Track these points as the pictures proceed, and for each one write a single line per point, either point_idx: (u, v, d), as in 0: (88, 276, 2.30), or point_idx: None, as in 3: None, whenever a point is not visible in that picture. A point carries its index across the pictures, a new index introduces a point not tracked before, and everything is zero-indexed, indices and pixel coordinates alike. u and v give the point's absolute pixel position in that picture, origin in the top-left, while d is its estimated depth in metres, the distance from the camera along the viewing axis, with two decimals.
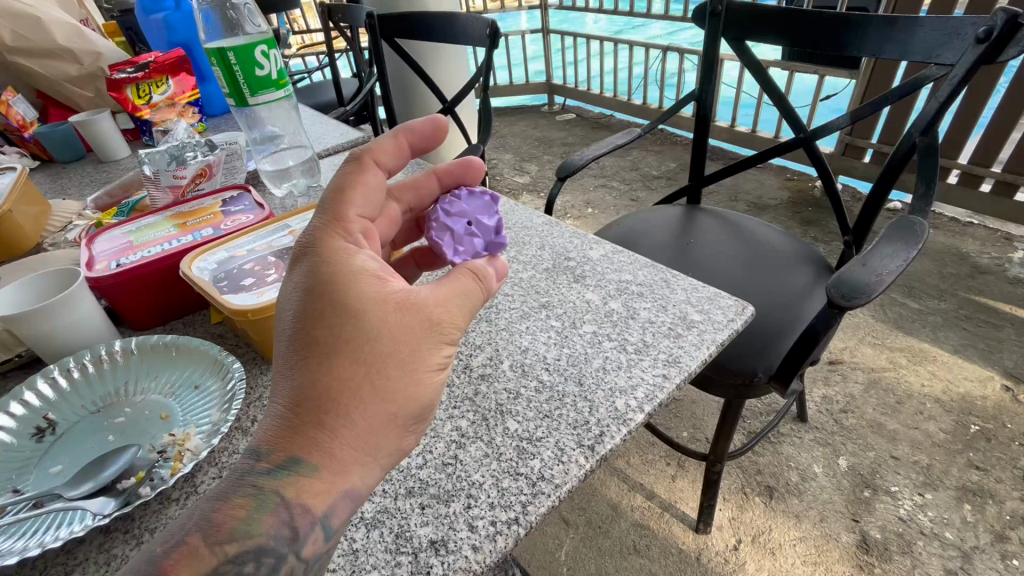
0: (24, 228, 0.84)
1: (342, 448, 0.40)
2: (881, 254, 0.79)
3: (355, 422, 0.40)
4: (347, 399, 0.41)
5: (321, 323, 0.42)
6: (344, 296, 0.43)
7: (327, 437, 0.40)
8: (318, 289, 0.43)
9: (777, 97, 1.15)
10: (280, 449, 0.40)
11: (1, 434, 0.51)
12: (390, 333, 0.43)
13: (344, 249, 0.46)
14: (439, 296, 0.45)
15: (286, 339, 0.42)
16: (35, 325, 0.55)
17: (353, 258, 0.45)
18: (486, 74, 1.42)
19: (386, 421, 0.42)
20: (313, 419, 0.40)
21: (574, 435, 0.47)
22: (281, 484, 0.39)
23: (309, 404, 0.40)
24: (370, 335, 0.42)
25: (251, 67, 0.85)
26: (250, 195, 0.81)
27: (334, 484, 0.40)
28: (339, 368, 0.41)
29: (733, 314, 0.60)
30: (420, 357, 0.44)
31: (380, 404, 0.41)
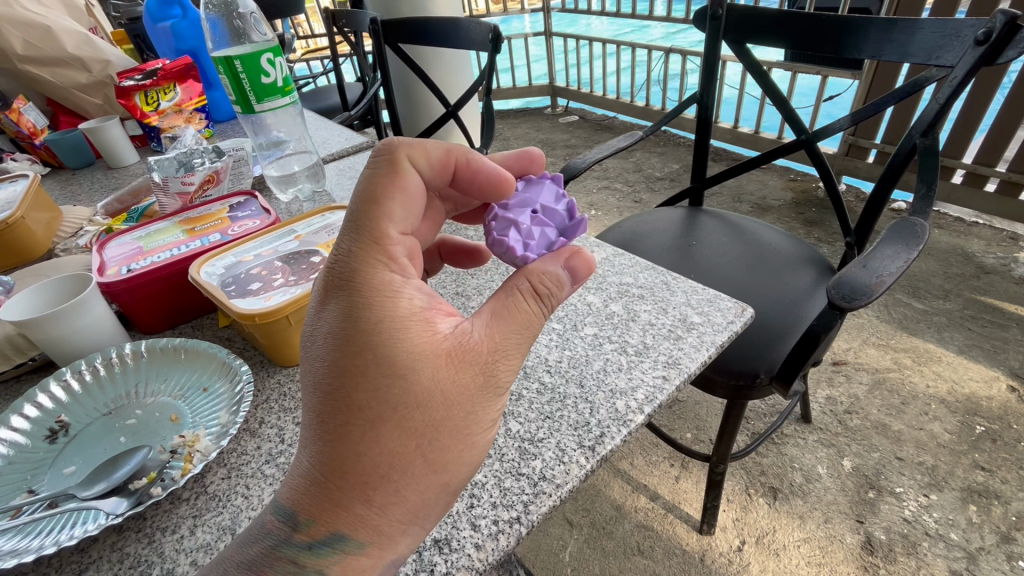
0: (36, 234, 0.86)
1: (391, 523, 0.39)
2: (883, 255, 0.80)
3: (406, 498, 0.40)
4: (396, 474, 0.40)
5: (365, 383, 0.40)
6: (390, 352, 0.41)
7: (376, 515, 0.39)
8: (361, 342, 0.41)
9: (778, 99, 1.15)
10: (323, 523, 0.39)
11: (17, 436, 0.52)
12: (440, 392, 0.41)
13: (389, 287, 0.43)
14: (496, 343, 0.44)
15: (324, 396, 0.40)
16: (47, 329, 0.57)
17: (398, 302, 0.43)
18: (489, 78, 1.43)
19: (438, 493, 0.41)
20: (359, 495, 0.39)
21: (575, 436, 0.48)
22: (326, 564, 0.38)
23: (355, 478, 0.39)
24: (422, 397, 0.41)
25: (257, 75, 0.86)
26: (257, 200, 0.83)
27: (382, 559, 0.39)
28: (389, 438, 0.40)
29: (733, 315, 0.60)
30: (474, 420, 0.43)
31: (431, 477, 0.41)
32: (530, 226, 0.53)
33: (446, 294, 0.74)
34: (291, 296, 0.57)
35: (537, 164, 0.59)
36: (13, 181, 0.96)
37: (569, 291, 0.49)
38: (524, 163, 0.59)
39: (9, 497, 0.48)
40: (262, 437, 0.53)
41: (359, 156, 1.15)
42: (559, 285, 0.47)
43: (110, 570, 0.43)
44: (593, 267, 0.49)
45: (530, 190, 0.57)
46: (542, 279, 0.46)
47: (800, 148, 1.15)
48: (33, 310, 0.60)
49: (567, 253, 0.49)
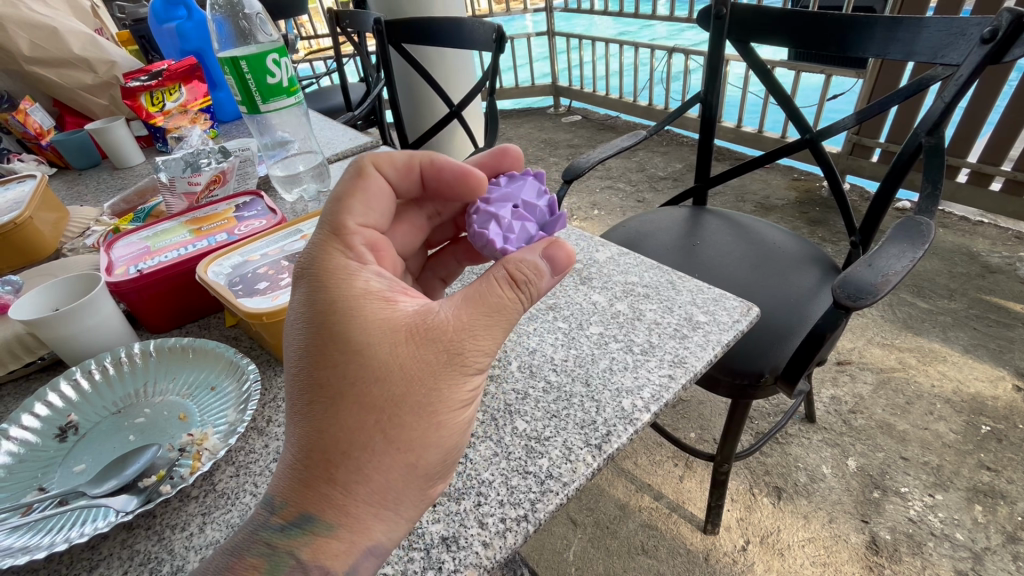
0: (44, 234, 0.86)
1: (357, 504, 0.40)
2: (889, 255, 0.79)
3: (370, 476, 0.40)
4: (358, 450, 0.40)
5: (324, 361, 0.42)
6: (347, 331, 0.42)
7: (341, 494, 0.40)
8: (319, 321, 0.43)
9: (781, 98, 1.15)
10: (293, 505, 0.40)
11: (27, 435, 0.53)
12: (396, 368, 0.42)
13: (345, 270, 0.45)
14: (455, 319, 0.44)
15: (295, 378, 0.43)
16: (56, 329, 0.57)
17: (353, 282, 0.45)
18: (492, 78, 1.44)
19: (405, 474, 0.41)
20: (324, 474, 0.40)
21: (581, 435, 0.48)
22: (296, 545, 0.39)
23: (320, 454, 0.40)
24: (377, 372, 0.41)
25: (263, 75, 0.86)
26: (263, 200, 0.83)
27: (355, 543, 0.39)
28: (347, 413, 0.40)
29: (738, 314, 0.60)
30: (438, 397, 0.43)
31: (395, 455, 0.41)
32: (510, 220, 0.53)
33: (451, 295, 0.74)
34: None
35: (514, 160, 0.60)
36: (21, 181, 0.96)
37: (551, 284, 0.48)
38: (500, 159, 0.60)
39: (20, 494, 0.48)
40: (270, 436, 0.54)
41: None
42: (537, 273, 0.47)
43: (120, 568, 0.43)
44: (574, 258, 0.48)
45: (512, 185, 0.57)
46: (519, 266, 0.46)
47: (805, 147, 1.15)
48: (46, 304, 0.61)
49: (545, 245, 0.49)
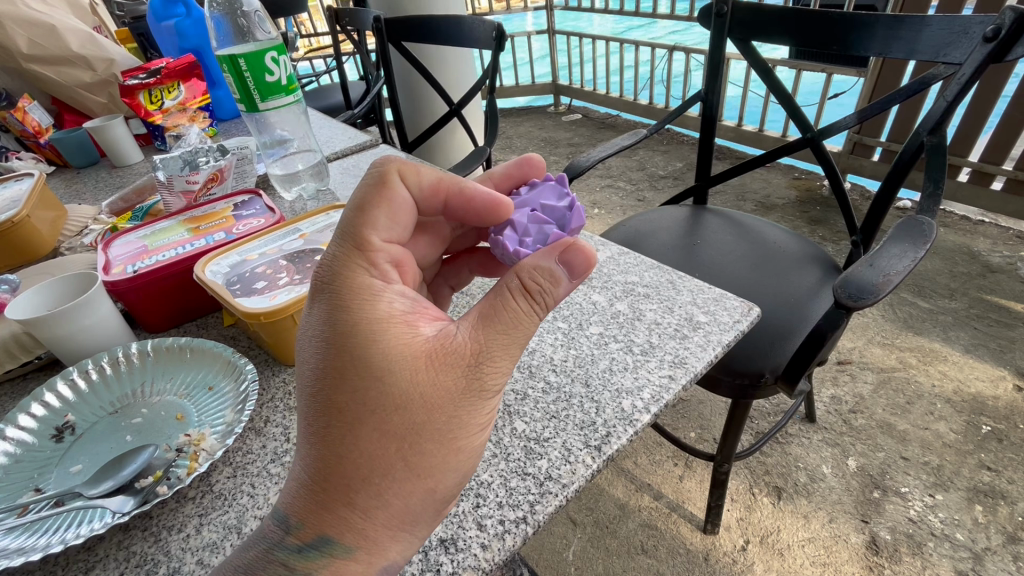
0: (41, 233, 0.86)
1: (377, 528, 0.39)
2: (889, 254, 0.79)
3: (390, 501, 0.40)
4: (379, 478, 0.40)
5: (345, 386, 0.41)
6: (369, 355, 0.41)
7: (362, 519, 0.39)
8: (340, 343, 0.42)
9: (782, 96, 1.14)
10: (311, 526, 0.39)
11: (24, 435, 0.52)
12: (419, 395, 0.41)
13: (367, 289, 0.44)
14: (479, 345, 0.44)
15: (311, 399, 0.41)
16: (52, 328, 0.57)
17: (376, 304, 0.43)
18: (492, 76, 1.43)
19: (423, 499, 0.41)
20: (343, 498, 0.39)
21: (581, 436, 0.48)
22: (313, 566, 0.38)
23: (338, 479, 0.39)
24: (400, 401, 0.41)
25: (261, 73, 0.86)
26: (262, 199, 0.83)
27: (372, 564, 0.39)
28: (368, 440, 0.40)
29: (738, 314, 0.60)
30: (458, 423, 0.42)
31: (414, 481, 0.40)
32: (526, 224, 0.53)
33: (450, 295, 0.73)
34: (297, 294, 0.57)
35: (539, 170, 0.60)
36: (19, 180, 0.96)
37: (569, 288, 0.47)
38: (525, 170, 0.60)
39: (16, 495, 0.48)
40: (267, 436, 0.53)
41: (363, 156, 1.15)
42: (553, 279, 0.45)
43: (116, 569, 0.43)
44: (593, 259, 0.47)
45: (533, 193, 0.58)
46: (535, 275, 0.45)
47: (806, 146, 1.14)
48: (48, 302, 0.61)
49: (562, 246, 0.47)
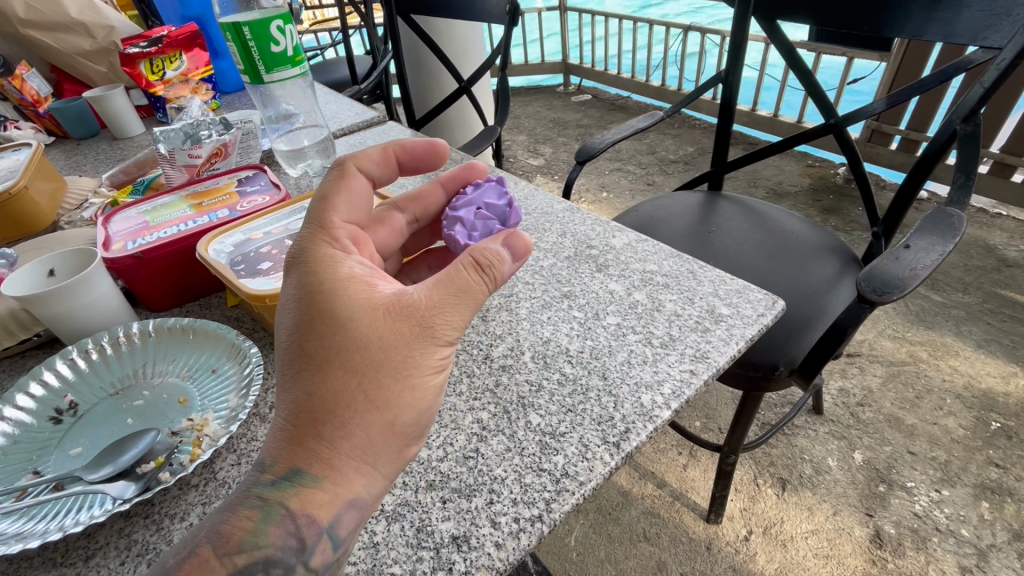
0: (40, 205, 0.83)
1: (341, 458, 0.40)
2: (915, 247, 0.77)
3: (353, 432, 0.40)
4: (342, 408, 0.40)
5: (312, 333, 0.42)
6: (333, 307, 0.43)
7: (327, 449, 0.40)
8: (307, 299, 0.44)
9: (806, 79, 1.10)
10: (282, 461, 0.40)
11: (22, 415, 0.51)
12: (377, 339, 0.42)
13: (330, 257, 0.47)
14: (427, 298, 0.44)
15: (284, 350, 0.43)
16: (51, 306, 0.55)
17: (338, 267, 0.46)
18: (504, 53, 1.38)
19: (382, 432, 0.41)
20: (312, 431, 0.40)
21: (598, 431, 0.46)
22: (284, 496, 0.38)
23: (308, 413, 0.40)
24: (358, 343, 0.42)
25: (267, 43, 0.82)
26: (266, 175, 0.80)
27: (337, 495, 0.39)
28: (332, 379, 0.41)
29: (762, 308, 0.57)
30: (414, 362, 0.43)
31: (374, 414, 0.41)
32: (473, 220, 0.58)
33: None
34: None
35: (482, 174, 0.65)
36: (16, 150, 0.92)
37: (513, 270, 0.48)
38: (467, 174, 0.65)
39: (13, 478, 0.47)
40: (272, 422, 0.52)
41: (370, 132, 1.11)
42: (501, 260, 0.46)
43: (116, 558, 0.41)
44: (531, 247, 0.49)
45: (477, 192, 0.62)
46: (481, 253, 0.46)
47: (829, 132, 1.10)
48: (41, 266, 0.58)
49: (503, 236, 0.49)
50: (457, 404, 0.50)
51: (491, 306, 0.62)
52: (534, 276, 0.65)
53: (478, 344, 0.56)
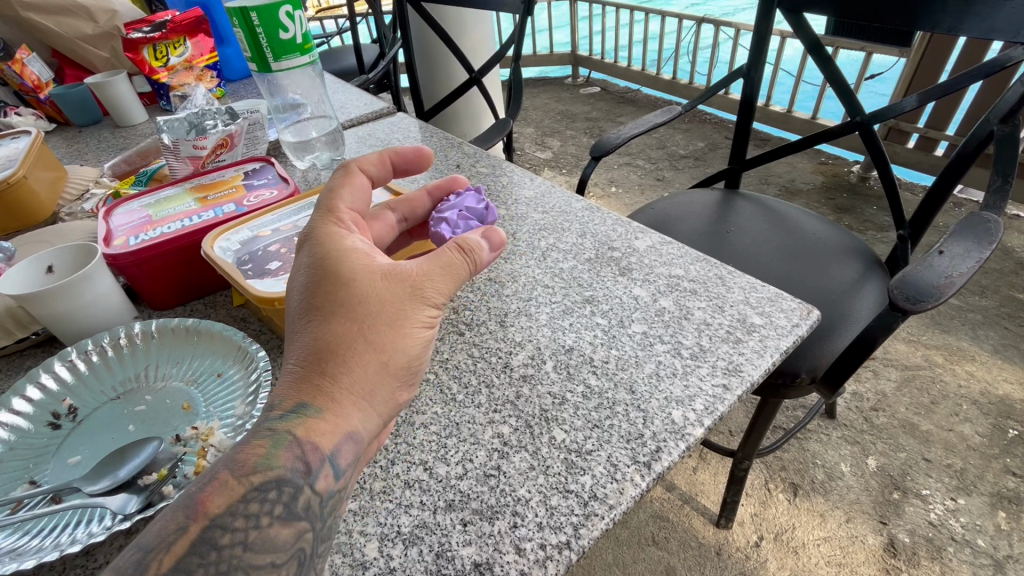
0: (40, 195, 0.81)
1: (341, 391, 0.41)
2: (950, 252, 0.73)
3: (352, 369, 0.42)
4: (343, 349, 0.42)
5: (318, 290, 0.44)
6: (338, 266, 0.45)
7: (329, 383, 0.41)
8: (316, 264, 0.46)
9: (832, 76, 1.06)
10: (290, 396, 0.41)
11: (18, 421, 0.48)
12: (376, 293, 0.44)
13: (338, 233, 0.49)
14: (421, 264, 0.46)
15: (291, 307, 0.45)
16: (49, 305, 0.52)
17: (342, 238, 0.49)
18: (517, 43, 1.34)
19: (377, 371, 0.42)
20: (315, 369, 0.41)
21: (628, 450, 0.43)
22: (291, 425, 0.39)
23: (313, 354, 0.42)
24: (358, 295, 0.43)
25: (275, 29, 0.79)
26: (274, 168, 0.77)
27: (338, 425, 0.40)
28: (335, 325, 0.42)
29: (797, 318, 0.54)
30: (407, 314, 0.44)
31: (371, 354, 0.42)
32: (457, 221, 0.62)
33: (478, 279, 0.64)
34: None
35: (463, 185, 0.69)
36: (15, 138, 0.89)
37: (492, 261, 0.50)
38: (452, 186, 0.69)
39: (9, 489, 0.44)
40: None
41: (379, 124, 1.08)
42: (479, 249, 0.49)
43: None
44: (504, 242, 0.51)
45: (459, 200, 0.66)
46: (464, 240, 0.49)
47: (854, 131, 1.06)
48: (39, 261, 0.55)
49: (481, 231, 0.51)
50: (477, 417, 0.47)
51: (509, 310, 0.59)
52: (554, 279, 0.62)
53: (497, 352, 0.53)
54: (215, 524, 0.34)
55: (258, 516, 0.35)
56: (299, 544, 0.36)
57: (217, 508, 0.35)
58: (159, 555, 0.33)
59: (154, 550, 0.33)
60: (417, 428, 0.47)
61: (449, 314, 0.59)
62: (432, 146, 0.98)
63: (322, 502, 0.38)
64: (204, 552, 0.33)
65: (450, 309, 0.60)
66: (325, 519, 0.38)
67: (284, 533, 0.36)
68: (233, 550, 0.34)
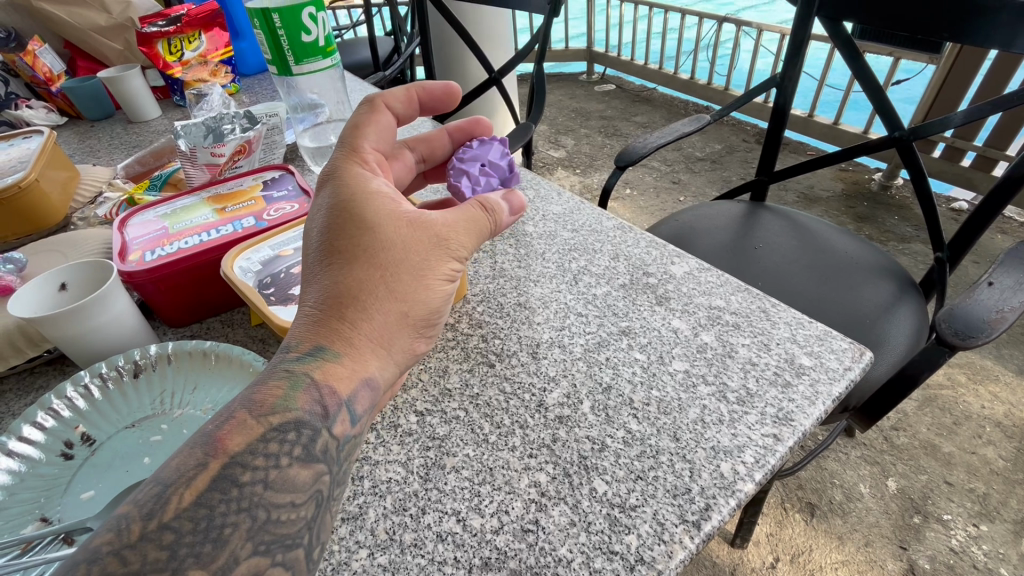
0: (52, 198, 0.78)
1: (361, 337, 0.43)
2: (1001, 285, 0.70)
3: (373, 315, 0.43)
4: (365, 295, 0.43)
5: (342, 233, 0.44)
6: (363, 212, 0.45)
7: (348, 329, 0.43)
8: (340, 208, 0.46)
9: (873, 90, 1.02)
10: (308, 339, 0.42)
11: (29, 451, 0.46)
12: (400, 242, 0.45)
13: (362, 176, 0.49)
14: (446, 218, 0.47)
15: (313, 249, 0.45)
16: (62, 327, 0.50)
17: (367, 181, 0.49)
18: (542, 42, 1.31)
19: (397, 320, 0.44)
20: (337, 313, 0.43)
21: (675, 507, 0.41)
22: (309, 368, 0.41)
23: (335, 297, 0.43)
24: (383, 243, 0.44)
25: (298, 31, 0.75)
26: (294, 177, 0.74)
27: (356, 371, 0.42)
28: (359, 271, 0.43)
29: (849, 360, 0.51)
30: (429, 266, 0.46)
31: (393, 303, 0.44)
32: (478, 176, 0.58)
33: (507, 304, 0.61)
34: None
35: (486, 130, 0.66)
36: (27, 137, 0.87)
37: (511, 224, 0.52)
38: (474, 128, 0.66)
39: (18, 526, 0.42)
40: None
41: None
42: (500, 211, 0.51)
43: None
44: (524, 207, 0.52)
45: (482, 147, 0.61)
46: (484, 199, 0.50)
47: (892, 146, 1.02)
48: (52, 278, 0.52)
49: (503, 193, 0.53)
50: (513, 463, 0.44)
51: (541, 341, 0.56)
52: (587, 307, 0.59)
53: (530, 388, 0.51)
54: (235, 462, 0.35)
55: (277, 456, 0.36)
56: (316, 486, 0.37)
57: (237, 446, 0.36)
58: (180, 489, 0.33)
59: (174, 484, 0.33)
60: (448, 472, 0.44)
61: (479, 342, 0.56)
62: None
63: (338, 446, 0.40)
64: (225, 488, 0.34)
65: (478, 337, 0.57)
66: (342, 463, 0.40)
67: (303, 474, 0.37)
68: (253, 488, 0.35)
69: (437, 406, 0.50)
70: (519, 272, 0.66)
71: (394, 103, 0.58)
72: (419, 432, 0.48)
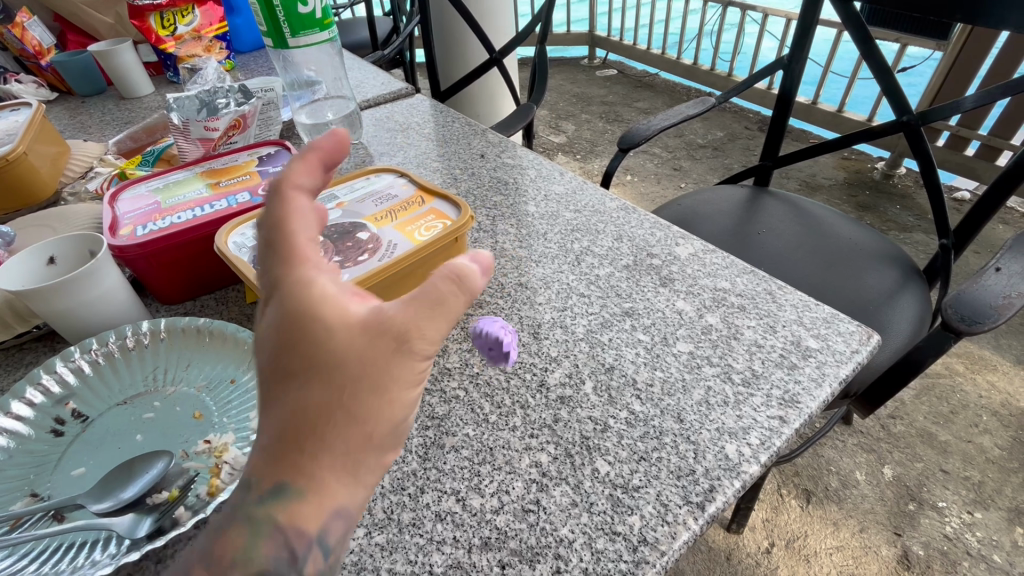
0: (41, 173, 0.76)
1: (321, 477, 0.28)
2: (1008, 271, 0.68)
3: (335, 449, 0.28)
4: (322, 431, 0.28)
5: (279, 354, 0.29)
6: (296, 322, 0.29)
7: (308, 467, 0.28)
8: (270, 318, 0.30)
9: (883, 74, 0.99)
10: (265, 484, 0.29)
11: (18, 426, 0.45)
12: (350, 350, 0.29)
13: (282, 269, 0.30)
14: (402, 306, 0.29)
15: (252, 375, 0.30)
16: (53, 302, 0.48)
17: (295, 272, 0.30)
18: (543, 22, 1.28)
19: (367, 449, 0.29)
20: (287, 454, 0.28)
21: (679, 488, 0.40)
22: (269, 512, 0.28)
23: (284, 438, 0.28)
24: (327, 359, 0.28)
25: (295, 3, 0.73)
26: (290, 153, 0.72)
27: (327, 510, 0.29)
28: (306, 400, 0.28)
29: (857, 343, 0.50)
30: (394, 375, 0.29)
31: (356, 435, 0.28)
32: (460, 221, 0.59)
33: (508, 284, 0.60)
34: None
35: None
36: (15, 110, 0.84)
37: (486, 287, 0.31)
38: None
39: (9, 502, 0.41)
40: None
41: (398, 106, 1.04)
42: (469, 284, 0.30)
43: None
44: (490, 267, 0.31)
45: None
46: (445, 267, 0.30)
47: (900, 131, 1.01)
48: (41, 251, 0.51)
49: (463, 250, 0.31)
50: (514, 443, 0.44)
51: (543, 321, 0.54)
52: (590, 287, 0.58)
53: (532, 368, 0.50)
54: None
55: None
56: None
57: None
58: None
59: None
60: (447, 452, 0.43)
61: (479, 322, 0.55)
62: (453, 132, 0.94)
63: None
64: None
65: (479, 317, 0.56)
66: None
67: None
68: None
69: (436, 385, 0.49)
70: (521, 253, 0.64)
71: (324, 142, 0.34)
72: (418, 411, 0.47)
